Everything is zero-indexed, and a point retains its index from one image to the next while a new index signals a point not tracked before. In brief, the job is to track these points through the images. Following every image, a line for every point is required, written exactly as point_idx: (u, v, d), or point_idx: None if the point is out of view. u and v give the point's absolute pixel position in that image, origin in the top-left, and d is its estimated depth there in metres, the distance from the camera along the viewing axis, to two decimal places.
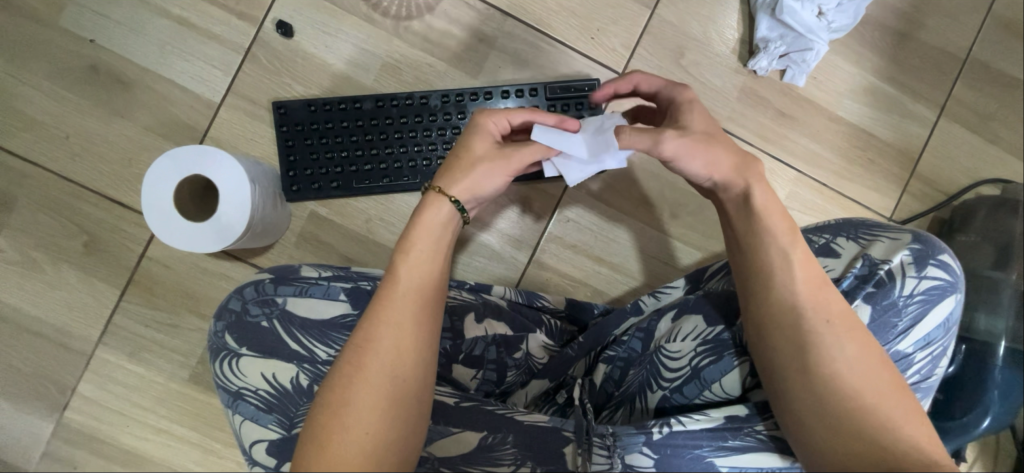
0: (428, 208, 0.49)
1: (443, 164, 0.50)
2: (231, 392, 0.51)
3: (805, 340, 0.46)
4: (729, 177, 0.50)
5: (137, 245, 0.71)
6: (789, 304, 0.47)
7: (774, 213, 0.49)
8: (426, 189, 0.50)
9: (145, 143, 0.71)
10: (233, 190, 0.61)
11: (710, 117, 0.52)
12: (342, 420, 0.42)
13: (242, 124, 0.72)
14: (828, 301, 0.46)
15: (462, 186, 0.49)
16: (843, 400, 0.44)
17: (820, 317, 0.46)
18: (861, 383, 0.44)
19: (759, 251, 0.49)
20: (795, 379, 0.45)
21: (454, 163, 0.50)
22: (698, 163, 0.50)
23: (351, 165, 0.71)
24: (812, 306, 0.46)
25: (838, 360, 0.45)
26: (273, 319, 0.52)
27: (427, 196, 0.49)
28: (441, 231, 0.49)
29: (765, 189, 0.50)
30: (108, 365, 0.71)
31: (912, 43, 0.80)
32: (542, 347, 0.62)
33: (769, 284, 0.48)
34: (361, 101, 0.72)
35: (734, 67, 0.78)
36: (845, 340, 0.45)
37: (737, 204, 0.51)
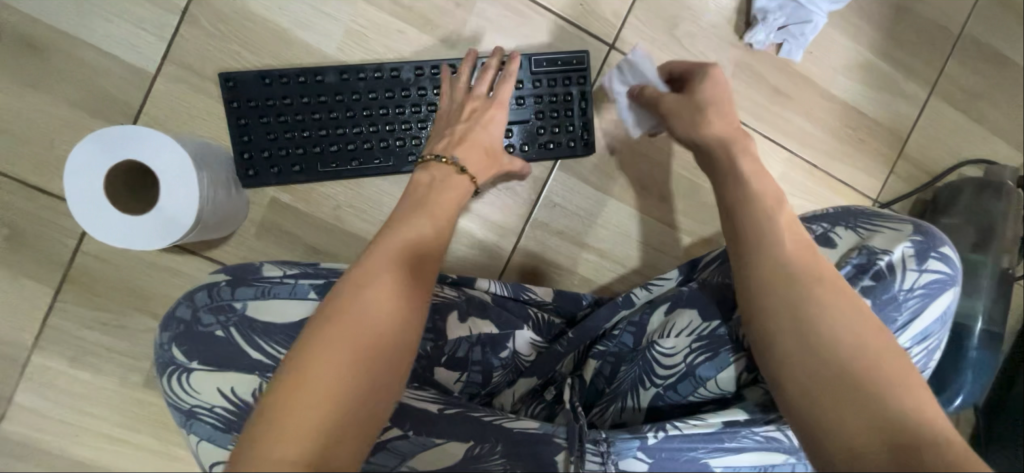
0: (454, 189, 0.53)
1: (462, 152, 0.57)
2: (184, 410, 0.46)
3: (800, 298, 0.43)
4: (729, 128, 0.57)
5: (70, 238, 0.63)
6: (782, 262, 0.45)
7: (766, 184, 0.51)
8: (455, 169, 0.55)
9: (68, 120, 0.61)
10: (175, 178, 0.53)
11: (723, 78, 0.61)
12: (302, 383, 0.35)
13: (185, 99, 0.63)
14: (819, 262, 0.45)
15: (476, 167, 0.57)
16: (850, 363, 0.39)
17: (811, 274, 0.44)
18: (865, 345, 0.40)
19: (751, 216, 0.48)
20: (814, 332, 0.41)
21: (462, 143, 0.58)
22: (728, 111, 0.58)
23: (315, 146, 0.63)
24: (803, 263, 0.44)
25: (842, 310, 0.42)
26: (230, 327, 0.47)
27: (452, 176, 0.54)
28: (447, 203, 0.51)
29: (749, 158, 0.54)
30: (47, 372, 0.64)
31: (909, 16, 0.77)
32: (530, 344, 0.59)
33: (762, 245, 0.46)
34: (324, 73, 0.63)
35: (730, 39, 0.73)
36: (837, 296, 0.43)
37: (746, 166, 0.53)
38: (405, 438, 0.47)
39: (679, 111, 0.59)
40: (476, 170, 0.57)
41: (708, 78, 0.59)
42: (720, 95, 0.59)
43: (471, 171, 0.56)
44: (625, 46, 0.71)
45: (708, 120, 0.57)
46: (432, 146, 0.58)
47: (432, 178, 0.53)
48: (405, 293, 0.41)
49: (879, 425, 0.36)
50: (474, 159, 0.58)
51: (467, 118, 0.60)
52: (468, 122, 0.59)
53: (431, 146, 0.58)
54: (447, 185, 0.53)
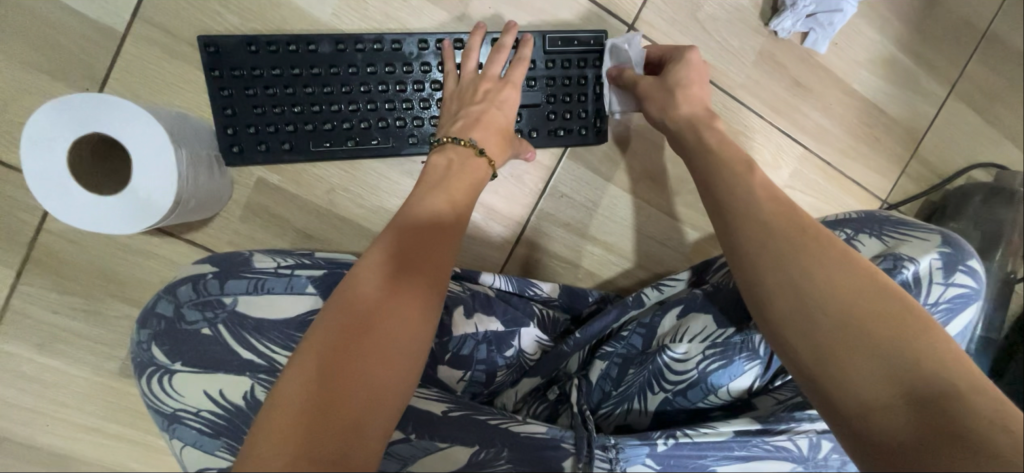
0: (475, 166, 0.52)
1: (483, 135, 0.55)
2: (167, 415, 0.42)
3: (796, 253, 0.40)
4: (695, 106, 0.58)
5: (32, 216, 0.57)
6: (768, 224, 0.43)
7: (735, 155, 0.51)
8: (477, 152, 0.53)
9: (25, 82, 0.54)
10: (152, 156, 0.48)
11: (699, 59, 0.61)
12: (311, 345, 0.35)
13: (160, 64, 0.56)
14: (804, 217, 0.43)
15: (495, 149, 0.56)
16: (860, 313, 0.37)
17: (800, 229, 0.42)
18: (870, 293, 0.38)
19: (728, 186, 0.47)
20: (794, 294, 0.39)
21: (482, 126, 0.55)
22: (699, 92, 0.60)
23: (307, 123, 0.58)
24: (789, 222, 0.43)
25: (830, 268, 0.39)
26: (218, 325, 0.43)
27: (476, 161, 0.53)
28: (462, 186, 0.50)
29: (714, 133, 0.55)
30: (11, 359, 0.59)
31: (939, 10, 0.74)
32: (535, 342, 0.56)
33: (738, 213, 0.45)
34: (317, 42, 0.57)
35: (754, 25, 0.69)
36: (829, 249, 0.40)
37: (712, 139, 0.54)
38: (407, 441, 0.45)
39: (652, 95, 0.59)
40: (497, 157, 0.56)
41: (683, 61, 0.60)
42: (693, 77, 0.60)
43: (493, 157, 0.55)
44: (645, 27, 0.67)
45: (680, 103, 0.58)
46: (449, 127, 0.55)
47: (450, 160, 0.52)
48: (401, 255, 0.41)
49: (896, 373, 0.34)
50: (495, 143, 0.56)
51: (482, 98, 0.57)
52: (485, 103, 0.57)
53: (446, 128, 0.56)
54: (464, 170, 0.51)
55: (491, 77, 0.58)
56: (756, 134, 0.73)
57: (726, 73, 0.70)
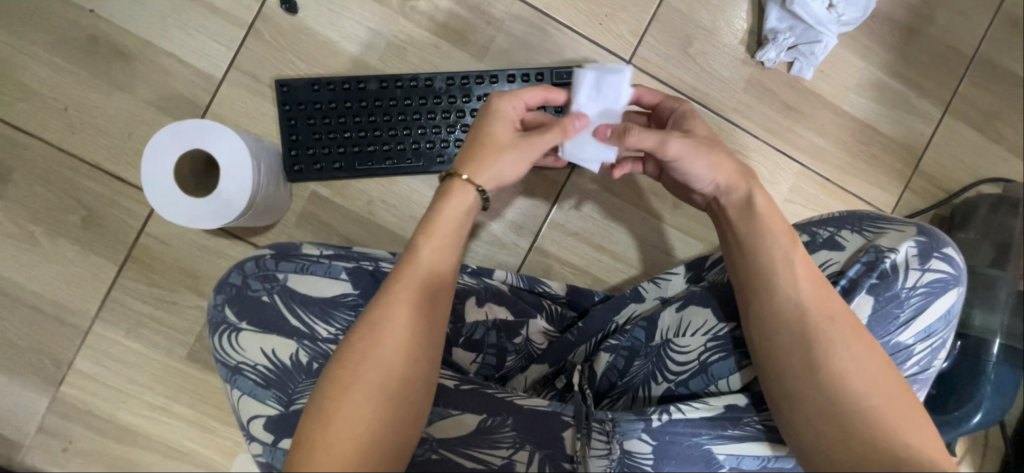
0: (456, 195, 0.48)
1: (464, 152, 0.50)
2: (230, 366, 0.50)
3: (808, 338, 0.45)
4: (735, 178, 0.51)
5: (136, 222, 0.70)
6: (790, 305, 0.46)
7: (774, 215, 0.49)
8: (449, 175, 0.49)
9: (145, 117, 0.70)
10: (234, 167, 0.60)
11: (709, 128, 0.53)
12: (344, 402, 0.40)
13: (245, 101, 0.71)
14: (841, 306, 0.46)
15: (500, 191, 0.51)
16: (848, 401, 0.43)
17: (821, 315, 0.45)
18: (885, 408, 0.42)
19: (756, 253, 0.48)
20: (801, 371, 0.45)
21: (469, 151, 0.49)
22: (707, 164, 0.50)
23: (355, 145, 0.70)
24: (813, 305, 0.46)
25: (844, 359, 0.44)
26: (275, 294, 0.51)
27: (449, 184, 0.49)
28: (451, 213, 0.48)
29: (764, 195, 0.50)
30: (105, 341, 0.70)
31: (920, 39, 0.80)
32: (542, 333, 0.61)
33: (770, 285, 0.47)
34: (366, 81, 0.71)
35: (742, 57, 0.78)
36: (848, 339, 0.44)
37: (740, 208, 0.50)
38: None
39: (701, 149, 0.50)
40: (472, 172, 0.48)
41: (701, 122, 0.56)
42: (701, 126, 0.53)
43: (464, 172, 0.48)
44: (641, 62, 0.77)
45: (721, 147, 0.51)
46: (486, 170, 0.48)
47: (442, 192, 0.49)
48: (430, 319, 0.45)
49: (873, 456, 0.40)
50: (479, 164, 0.48)
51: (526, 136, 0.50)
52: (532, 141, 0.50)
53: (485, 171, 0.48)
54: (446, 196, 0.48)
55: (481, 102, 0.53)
56: (752, 152, 0.79)
57: (718, 99, 0.78)
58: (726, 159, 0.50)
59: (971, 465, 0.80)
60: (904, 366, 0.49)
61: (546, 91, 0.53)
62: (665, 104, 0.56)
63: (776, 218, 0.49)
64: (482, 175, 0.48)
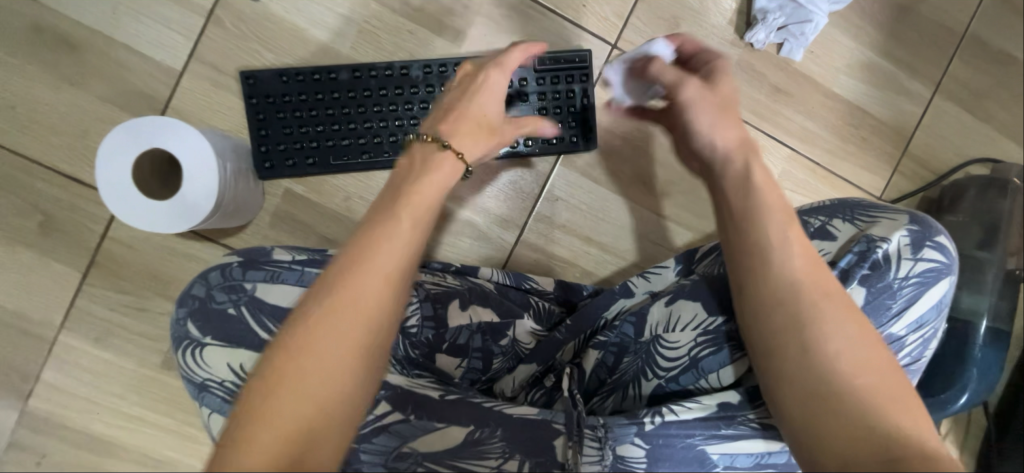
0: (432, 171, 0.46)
1: (443, 123, 0.50)
2: (196, 383, 0.47)
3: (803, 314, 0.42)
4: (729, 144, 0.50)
5: (99, 225, 0.66)
6: (783, 281, 0.43)
7: (770, 187, 0.47)
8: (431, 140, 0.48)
9: (101, 114, 0.66)
10: (198, 168, 0.57)
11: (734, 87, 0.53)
12: (295, 399, 0.35)
13: (208, 94, 0.67)
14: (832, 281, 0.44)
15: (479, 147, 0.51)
16: (842, 381, 0.40)
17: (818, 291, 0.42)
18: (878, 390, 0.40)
19: (751, 222, 0.45)
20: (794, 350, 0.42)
21: (450, 121, 0.50)
22: (712, 118, 0.51)
23: (328, 139, 0.66)
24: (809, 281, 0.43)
25: (838, 340, 0.41)
26: (242, 307, 0.48)
27: (433, 150, 0.47)
28: (422, 188, 0.44)
29: (760, 164, 0.48)
30: (73, 351, 0.67)
31: (911, 16, 0.78)
32: (530, 332, 0.59)
33: (769, 258, 0.44)
34: (337, 71, 0.66)
35: (731, 39, 0.75)
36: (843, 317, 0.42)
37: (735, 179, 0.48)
38: (407, 422, 0.48)
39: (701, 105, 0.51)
40: (464, 147, 0.49)
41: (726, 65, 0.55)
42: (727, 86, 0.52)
43: (455, 145, 0.48)
44: (627, 45, 0.74)
45: (728, 105, 0.52)
46: (437, 123, 0.50)
47: (414, 159, 0.47)
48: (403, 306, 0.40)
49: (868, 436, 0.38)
50: (463, 135, 0.50)
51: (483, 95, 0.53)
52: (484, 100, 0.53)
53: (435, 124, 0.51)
54: (425, 169, 0.46)
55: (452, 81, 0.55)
56: None
57: None
58: (736, 125, 0.51)
59: (954, 442, 0.81)
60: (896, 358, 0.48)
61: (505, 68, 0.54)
62: (701, 59, 0.57)
63: (777, 195, 0.47)
64: (469, 148, 0.49)
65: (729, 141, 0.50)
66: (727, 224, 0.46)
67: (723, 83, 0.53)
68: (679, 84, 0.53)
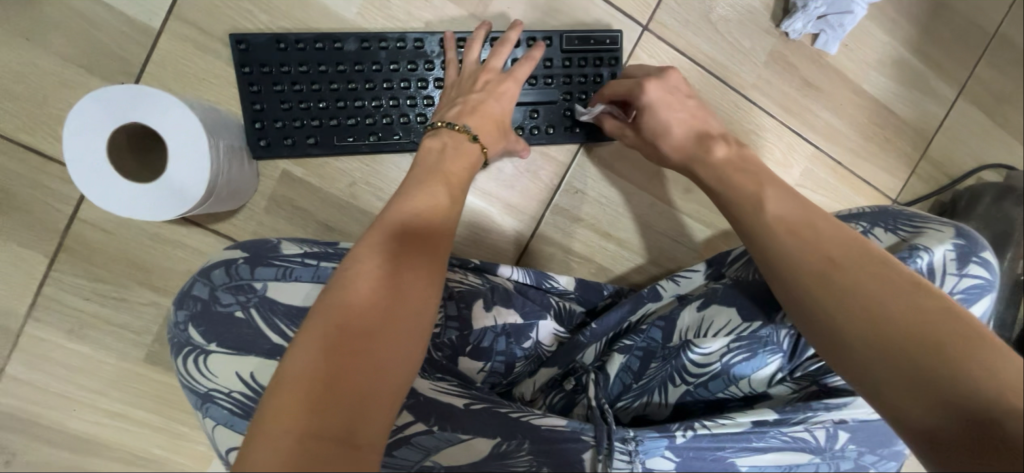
0: (453, 155, 0.52)
1: (466, 114, 0.55)
2: (200, 393, 0.42)
3: (829, 280, 0.41)
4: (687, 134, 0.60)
5: (67, 205, 0.59)
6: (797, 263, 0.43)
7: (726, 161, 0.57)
8: (456, 129, 0.54)
9: (64, 76, 0.57)
10: (184, 145, 0.49)
11: (671, 105, 0.61)
12: (312, 363, 0.34)
13: (192, 59, 0.58)
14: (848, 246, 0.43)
15: (489, 137, 0.56)
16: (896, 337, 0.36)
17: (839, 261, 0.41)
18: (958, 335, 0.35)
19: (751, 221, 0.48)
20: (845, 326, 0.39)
21: (477, 116, 0.56)
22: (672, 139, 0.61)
23: (332, 118, 0.59)
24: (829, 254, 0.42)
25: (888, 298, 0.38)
26: (251, 308, 0.42)
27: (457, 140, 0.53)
28: (458, 171, 0.51)
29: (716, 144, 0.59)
30: (42, 344, 0.61)
31: (946, 12, 0.75)
32: (552, 335, 0.57)
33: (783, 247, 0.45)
34: (343, 40, 0.59)
35: (766, 27, 0.71)
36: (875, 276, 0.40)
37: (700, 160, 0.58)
38: (430, 433, 0.45)
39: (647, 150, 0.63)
40: (487, 141, 0.56)
41: (649, 107, 0.60)
42: (666, 116, 0.60)
43: (482, 140, 0.55)
44: (659, 28, 0.68)
45: (673, 131, 0.61)
46: (444, 112, 0.56)
47: (444, 145, 0.53)
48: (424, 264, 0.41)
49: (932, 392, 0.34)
50: (488, 132, 0.56)
51: (481, 88, 0.58)
52: (483, 93, 0.57)
53: (441, 113, 0.56)
54: (459, 154, 0.52)
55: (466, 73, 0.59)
56: (767, 133, 0.74)
57: (737, 73, 0.72)
58: (687, 119, 0.61)
59: None
60: None
61: (519, 69, 0.60)
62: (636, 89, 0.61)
63: (742, 173, 0.54)
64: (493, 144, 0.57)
65: (690, 134, 0.60)
66: (736, 228, 0.51)
67: (662, 115, 0.60)
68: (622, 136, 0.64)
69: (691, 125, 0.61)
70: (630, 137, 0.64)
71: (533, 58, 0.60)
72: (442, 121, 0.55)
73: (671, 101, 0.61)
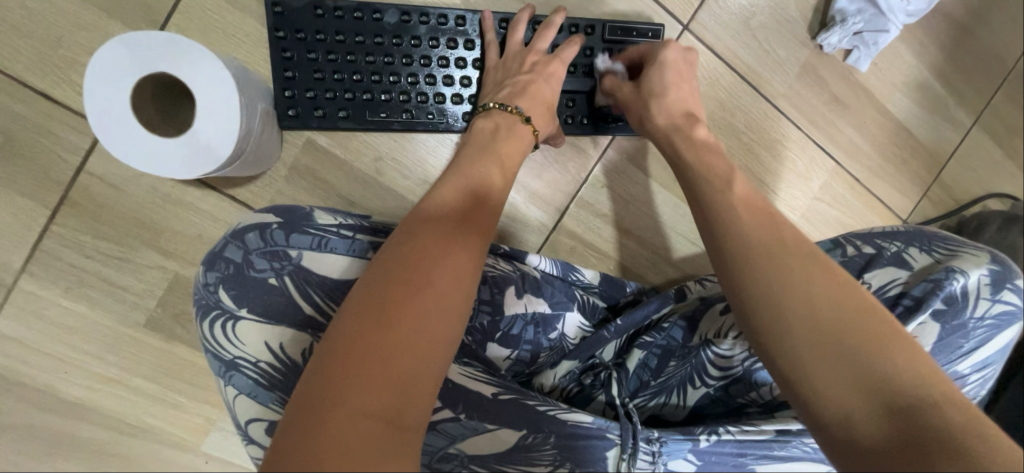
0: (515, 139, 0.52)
1: (517, 95, 0.55)
2: (224, 361, 0.40)
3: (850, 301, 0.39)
4: (675, 107, 0.58)
5: (74, 156, 0.55)
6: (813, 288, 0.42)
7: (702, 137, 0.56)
8: (511, 110, 0.53)
9: (82, 18, 0.53)
10: (213, 102, 0.46)
11: (684, 84, 0.60)
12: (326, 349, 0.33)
13: (222, 12, 0.56)
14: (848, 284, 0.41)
15: (540, 119, 0.56)
16: (846, 335, 0.36)
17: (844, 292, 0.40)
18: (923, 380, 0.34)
19: (710, 196, 0.48)
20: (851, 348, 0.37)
21: (528, 97, 0.55)
22: (662, 102, 0.58)
23: (366, 92, 0.57)
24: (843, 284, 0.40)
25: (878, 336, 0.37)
26: (285, 277, 0.41)
27: (517, 126, 0.53)
28: (511, 152, 0.51)
29: (701, 127, 0.57)
30: (35, 301, 0.57)
31: (972, 41, 0.77)
32: (577, 327, 0.56)
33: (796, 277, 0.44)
34: (383, 12, 0.57)
35: (802, 38, 0.71)
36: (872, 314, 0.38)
37: (672, 132, 0.57)
38: (456, 421, 0.44)
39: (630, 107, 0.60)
40: (538, 122, 0.55)
41: (660, 64, 0.59)
42: (671, 83, 0.59)
43: (534, 123, 0.55)
44: (699, 28, 0.68)
45: (670, 97, 0.59)
46: (494, 94, 0.55)
47: (497, 125, 0.52)
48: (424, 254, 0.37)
49: (868, 385, 0.35)
50: (540, 114, 0.56)
51: (530, 69, 0.57)
52: (532, 74, 0.56)
53: (493, 95, 0.56)
54: (511, 136, 0.52)
55: (509, 55, 0.58)
56: (792, 144, 0.74)
57: (770, 81, 0.72)
58: (688, 101, 0.59)
59: None
60: None
61: (562, 51, 0.59)
62: (656, 49, 0.61)
63: (711, 153, 0.53)
64: (545, 124, 0.56)
65: (677, 109, 0.58)
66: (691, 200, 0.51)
67: (668, 82, 0.59)
68: (615, 89, 0.61)
69: (685, 99, 0.59)
70: (627, 92, 0.61)
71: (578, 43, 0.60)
72: (494, 103, 0.54)
73: (681, 70, 0.60)
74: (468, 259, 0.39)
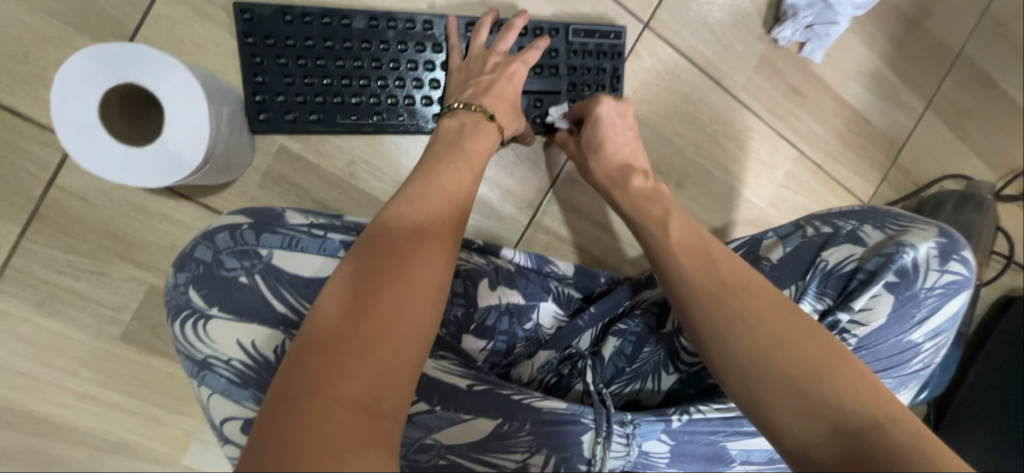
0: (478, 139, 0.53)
1: (479, 94, 0.56)
2: (197, 361, 0.41)
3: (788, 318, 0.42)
4: (614, 162, 0.61)
5: (43, 171, 0.55)
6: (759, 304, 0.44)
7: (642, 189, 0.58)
8: (475, 109, 0.55)
9: (48, 35, 0.54)
10: (183, 110, 0.47)
11: (623, 135, 0.62)
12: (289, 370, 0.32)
13: (190, 25, 0.56)
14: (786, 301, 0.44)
15: (504, 117, 0.57)
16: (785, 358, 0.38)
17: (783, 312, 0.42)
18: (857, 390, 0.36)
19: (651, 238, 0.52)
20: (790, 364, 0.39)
21: (490, 95, 0.57)
22: (600, 161, 0.61)
23: (336, 95, 0.58)
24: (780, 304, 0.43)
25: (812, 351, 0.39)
26: (255, 275, 0.41)
27: (482, 125, 0.55)
28: (478, 148, 0.52)
29: (639, 177, 0.59)
30: (6, 319, 0.57)
31: (918, 31, 0.81)
32: (552, 317, 0.57)
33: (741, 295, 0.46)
34: (351, 17, 0.59)
35: (758, 32, 0.74)
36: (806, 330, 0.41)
37: (613, 186, 0.60)
38: (432, 412, 0.45)
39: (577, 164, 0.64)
40: (501, 119, 0.57)
41: (594, 121, 0.62)
42: (607, 137, 0.62)
43: (498, 119, 0.56)
44: (659, 26, 0.71)
45: (608, 154, 0.61)
46: (458, 94, 0.57)
47: (462, 123, 0.54)
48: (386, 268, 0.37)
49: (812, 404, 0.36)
50: (503, 111, 0.57)
51: (492, 70, 0.59)
52: (494, 74, 0.59)
53: (456, 96, 0.58)
54: (477, 132, 0.54)
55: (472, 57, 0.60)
56: (755, 134, 0.77)
57: (729, 75, 0.75)
58: (629, 151, 0.62)
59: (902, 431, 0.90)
60: (910, 361, 0.53)
61: (524, 54, 0.61)
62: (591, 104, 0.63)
63: (653, 202, 0.56)
64: (509, 121, 0.58)
65: (616, 165, 0.61)
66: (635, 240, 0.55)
67: (604, 137, 0.62)
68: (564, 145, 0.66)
69: (624, 152, 0.62)
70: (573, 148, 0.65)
71: (540, 44, 0.62)
72: (458, 103, 0.56)
73: (615, 124, 0.62)
74: (438, 256, 0.40)
